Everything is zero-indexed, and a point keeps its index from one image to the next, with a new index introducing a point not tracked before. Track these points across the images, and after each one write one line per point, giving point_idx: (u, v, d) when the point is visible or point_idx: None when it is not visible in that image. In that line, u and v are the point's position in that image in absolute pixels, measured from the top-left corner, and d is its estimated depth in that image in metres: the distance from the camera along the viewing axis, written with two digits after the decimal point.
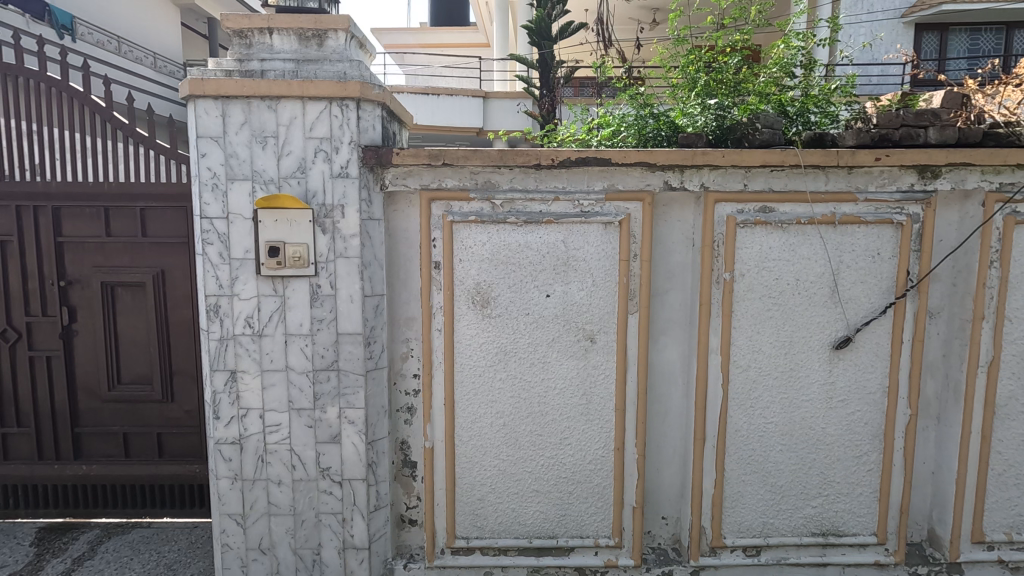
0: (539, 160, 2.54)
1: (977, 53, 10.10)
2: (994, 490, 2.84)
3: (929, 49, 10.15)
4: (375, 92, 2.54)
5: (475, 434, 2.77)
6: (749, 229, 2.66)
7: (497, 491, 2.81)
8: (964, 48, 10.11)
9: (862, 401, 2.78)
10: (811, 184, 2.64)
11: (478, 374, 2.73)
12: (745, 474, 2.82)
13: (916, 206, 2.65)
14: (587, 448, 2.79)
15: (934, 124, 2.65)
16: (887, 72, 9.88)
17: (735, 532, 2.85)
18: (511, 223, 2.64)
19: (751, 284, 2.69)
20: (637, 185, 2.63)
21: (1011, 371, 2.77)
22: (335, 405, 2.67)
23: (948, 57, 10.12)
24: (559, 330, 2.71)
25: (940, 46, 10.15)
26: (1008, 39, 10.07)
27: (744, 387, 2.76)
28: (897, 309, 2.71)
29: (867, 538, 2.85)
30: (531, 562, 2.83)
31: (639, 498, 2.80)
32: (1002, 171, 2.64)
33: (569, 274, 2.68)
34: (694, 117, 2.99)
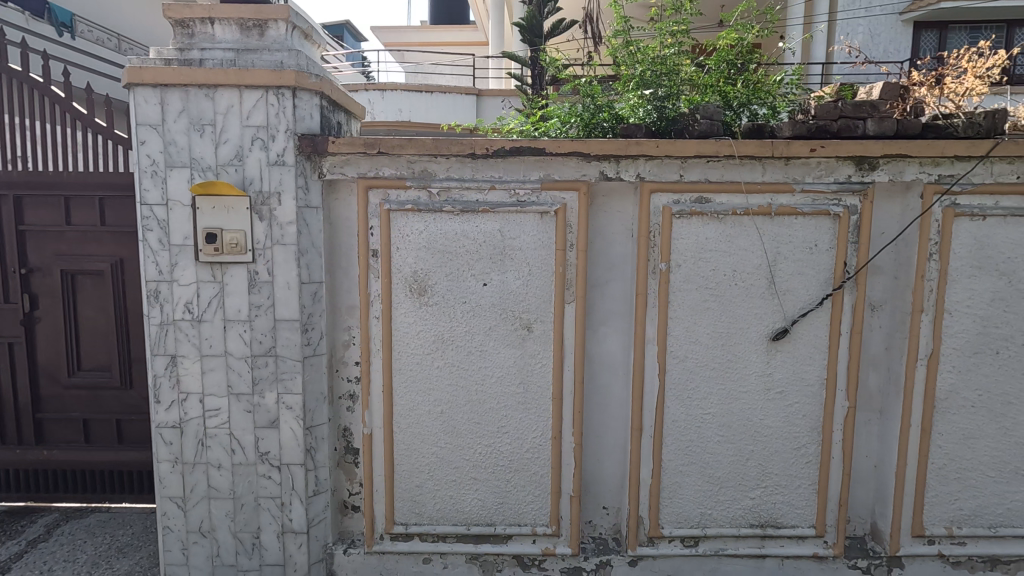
0: (473, 149, 2.57)
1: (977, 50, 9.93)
2: (934, 484, 2.83)
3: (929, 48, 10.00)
4: (312, 81, 2.57)
5: (413, 422, 2.79)
6: (685, 220, 2.66)
7: (435, 479, 2.83)
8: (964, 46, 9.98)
9: (801, 393, 2.77)
10: (747, 174, 2.63)
11: (416, 362, 2.75)
12: (682, 465, 2.82)
13: (853, 198, 2.65)
14: (524, 436, 2.80)
15: (873, 115, 2.64)
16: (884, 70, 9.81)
17: (673, 523, 2.86)
18: (447, 212, 2.66)
19: (687, 275, 2.69)
20: (574, 175, 2.64)
21: (952, 365, 2.75)
22: (273, 390, 2.71)
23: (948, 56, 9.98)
24: (496, 318, 2.73)
25: (939, 44, 10.00)
26: (1010, 35, 9.83)
27: (681, 379, 2.76)
28: (835, 300, 2.70)
29: (805, 531, 2.85)
30: (469, 549, 2.86)
31: (576, 487, 2.82)
32: (941, 162, 2.62)
33: (506, 263, 2.69)
34: (637, 111, 2.97)
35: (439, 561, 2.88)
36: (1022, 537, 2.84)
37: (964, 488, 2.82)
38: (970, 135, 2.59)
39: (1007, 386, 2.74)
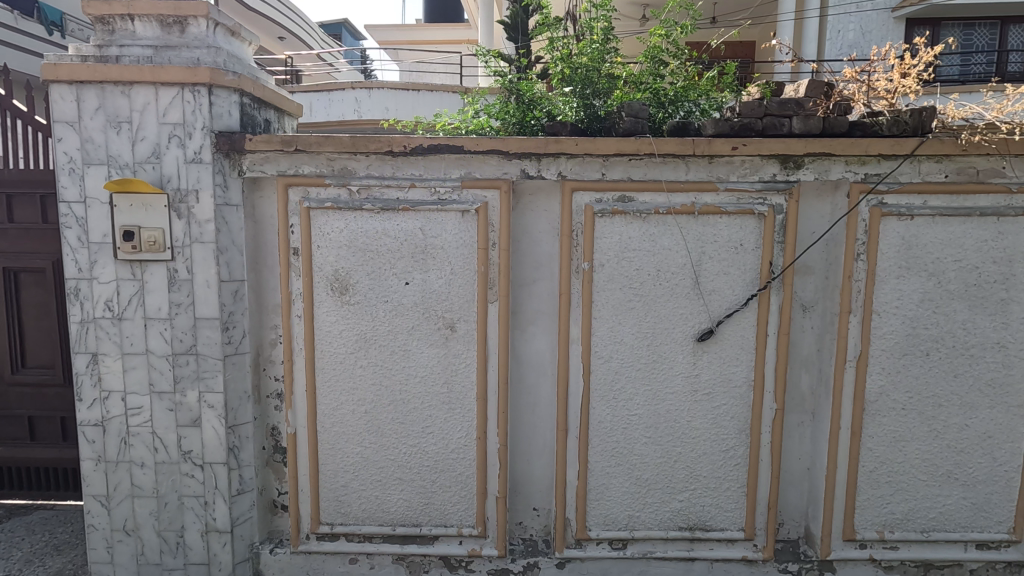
0: (390, 147, 2.54)
1: (970, 49, 9.70)
2: (865, 488, 2.78)
3: None
4: (229, 78, 2.55)
5: (337, 421, 2.78)
6: (608, 219, 2.64)
7: (360, 478, 2.81)
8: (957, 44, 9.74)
9: (728, 395, 2.73)
10: (670, 173, 2.61)
11: (340, 360, 2.74)
12: (609, 467, 2.79)
13: (779, 196, 2.61)
14: (449, 436, 2.78)
15: (798, 113, 2.61)
16: None
17: (600, 525, 2.83)
18: (367, 210, 2.64)
19: (611, 275, 2.67)
20: (495, 173, 2.62)
21: (881, 367, 2.71)
22: (195, 389, 2.70)
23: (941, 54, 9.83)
24: (418, 318, 2.70)
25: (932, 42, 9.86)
26: (1002, 34, 9.59)
27: (606, 379, 2.73)
28: (761, 301, 2.66)
29: (735, 534, 2.81)
30: (394, 549, 2.84)
31: (501, 488, 2.79)
32: (867, 161, 2.58)
33: (427, 262, 2.67)
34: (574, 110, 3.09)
35: (365, 561, 2.87)
36: (954, 541, 2.80)
37: (895, 491, 2.78)
38: (896, 133, 2.56)
39: (937, 388, 2.71)
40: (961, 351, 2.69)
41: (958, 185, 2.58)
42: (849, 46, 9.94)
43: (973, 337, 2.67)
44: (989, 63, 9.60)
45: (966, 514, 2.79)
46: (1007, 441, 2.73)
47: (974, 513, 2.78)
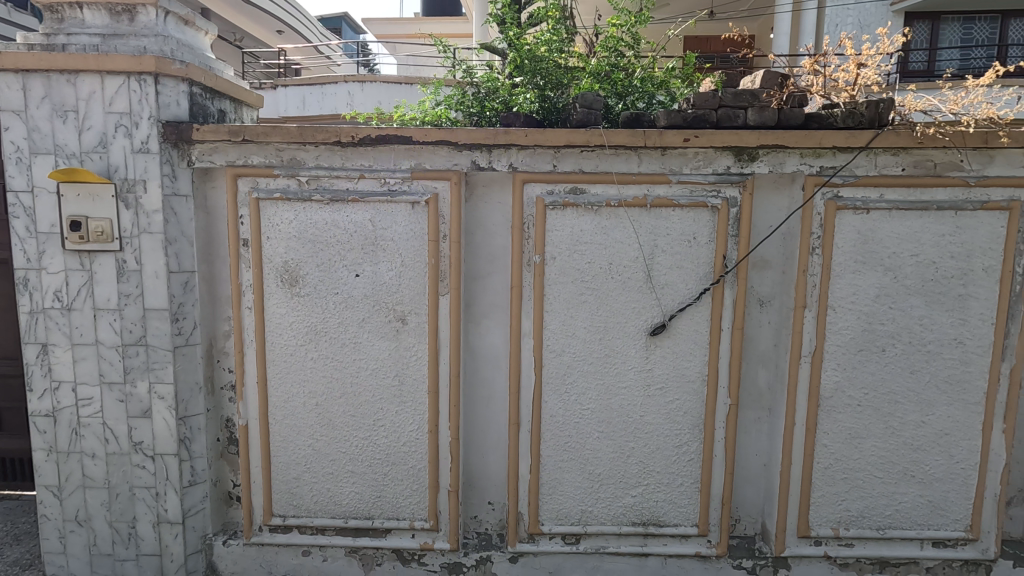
0: (338, 137, 2.51)
1: (970, 42, 9.67)
2: (820, 484, 2.76)
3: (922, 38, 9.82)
4: (175, 67, 2.53)
5: (289, 413, 2.77)
6: (559, 211, 2.60)
7: (311, 471, 2.81)
8: (957, 38, 9.70)
9: (681, 390, 2.70)
10: (622, 165, 2.57)
11: (291, 353, 2.72)
12: (562, 461, 2.77)
13: (733, 189, 2.57)
14: (400, 430, 2.76)
15: (753, 104, 2.57)
16: None
17: (553, 519, 2.81)
18: (316, 201, 2.62)
19: (563, 268, 2.63)
20: (445, 164, 2.59)
21: (836, 362, 2.67)
22: (145, 380, 2.69)
23: (941, 47, 9.77)
24: (368, 310, 2.68)
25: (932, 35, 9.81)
26: (1003, 27, 9.67)
27: (558, 373, 2.71)
28: (715, 295, 2.63)
29: (688, 529, 2.80)
30: (347, 542, 2.84)
31: (453, 482, 2.78)
32: (822, 154, 2.54)
33: (377, 254, 2.64)
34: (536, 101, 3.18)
35: (318, 553, 2.87)
36: (910, 539, 2.77)
37: (850, 489, 2.76)
38: (851, 126, 2.51)
39: (893, 384, 2.68)
40: (917, 348, 2.65)
41: (915, 178, 2.53)
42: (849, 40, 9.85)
43: (930, 333, 2.63)
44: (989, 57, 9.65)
45: (922, 512, 2.76)
46: (965, 439, 2.69)
47: (931, 511, 2.75)
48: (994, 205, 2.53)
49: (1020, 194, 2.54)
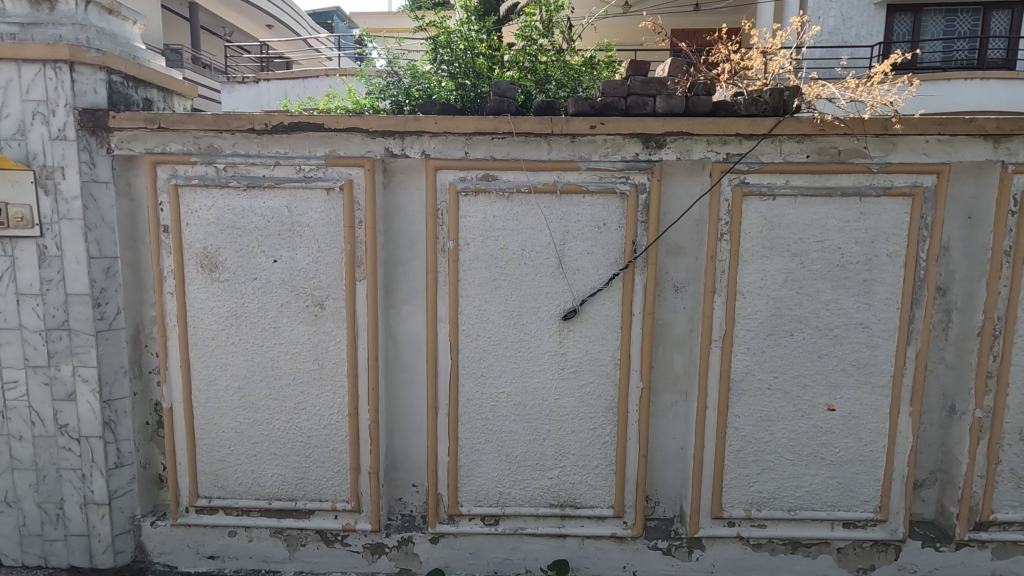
0: (252, 125, 2.56)
1: (953, 35, 9.88)
2: (732, 466, 2.81)
3: (902, 31, 9.99)
4: (91, 55, 2.56)
5: (212, 396, 2.83)
6: (472, 198, 2.65)
7: (236, 453, 2.87)
8: (939, 30, 9.90)
9: (594, 373, 2.75)
10: (533, 152, 2.61)
11: (213, 337, 2.78)
12: (479, 444, 2.82)
13: (641, 175, 2.62)
14: (322, 413, 2.82)
15: (661, 92, 2.61)
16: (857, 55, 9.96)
17: (471, 501, 2.87)
18: (234, 188, 2.67)
19: (477, 253, 2.68)
20: (358, 151, 2.63)
21: (746, 346, 2.72)
22: (69, 363, 2.74)
23: (922, 40, 9.91)
24: (287, 295, 2.74)
25: (913, 28, 9.97)
26: (985, 20, 9.78)
27: (475, 357, 2.76)
28: (626, 280, 2.67)
29: (604, 511, 2.85)
30: (271, 523, 2.90)
31: (374, 463, 2.83)
32: (728, 141, 2.58)
33: (294, 240, 2.70)
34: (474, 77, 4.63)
35: (244, 534, 2.93)
36: (821, 520, 2.83)
37: (762, 471, 2.81)
38: (755, 113, 2.56)
39: (802, 368, 2.73)
40: (824, 332, 2.70)
41: (820, 164, 2.57)
42: (830, 32, 9.90)
43: (837, 318, 2.68)
44: (972, 49, 9.78)
45: (833, 493, 2.81)
46: (873, 421, 2.75)
47: (841, 492, 2.81)
48: (896, 190, 2.58)
49: (923, 180, 2.59)
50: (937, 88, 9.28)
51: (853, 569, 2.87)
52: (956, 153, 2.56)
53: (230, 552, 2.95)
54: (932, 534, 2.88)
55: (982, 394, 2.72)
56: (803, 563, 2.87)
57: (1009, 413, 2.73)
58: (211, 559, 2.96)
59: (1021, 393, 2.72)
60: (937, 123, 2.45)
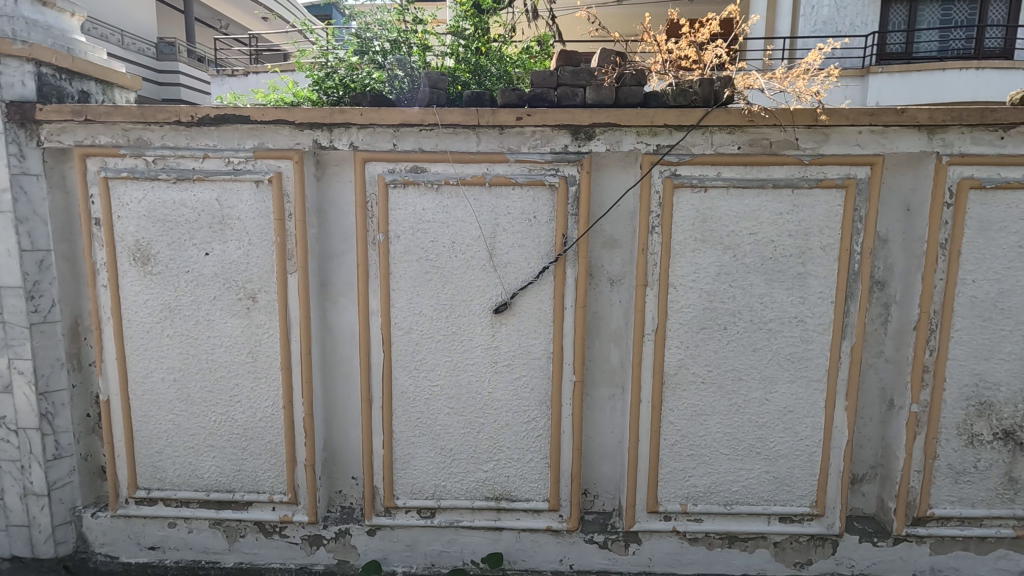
0: (178, 117, 2.54)
1: (950, 23, 9.82)
2: (667, 461, 2.79)
3: (898, 20, 10.04)
4: (17, 48, 2.57)
5: (148, 389, 2.84)
6: (401, 190, 2.63)
7: (173, 445, 2.88)
8: (936, 20, 9.89)
9: (528, 366, 2.74)
10: (461, 144, 2.59)
11: (147, 329, 2.78)
12: (414, 436, 2.82)
13: (571, 167, 2.59)
14: (257, 405, 2.83)
15: (591, 83, 2.58)
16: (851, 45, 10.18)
17: (407, 494, 2.87)
18: (164, 180, 2.66)
19: (407, 246, 2.67)
20: (287, 144, 2.62)
21: (679, 340, 2.69)
22: (4, 355, 2.76)
23: (918, 29, 9.90)
24: (219, 288, 2.74)
25: (909, 17, 10.00)
26: (982, 9, 9.73)
27: (407, 350, 2.75)
28: (557, 273, 2.65)
29: (539, 505, 2.84)
30: (209, 514, 2.91)
31: (309, 456, 2.84)
32: (658, 132, 2.55)
33: (225, 233, 2.69)
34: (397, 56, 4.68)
35: (183, 525, 2.95)
36: (758, 515, 2.82)
37: (697, 465, 2.79)
38: (684, 104, 2.53)
39: (736, 362, 2.70)
40: (759, 326, 2.67)
41: (751, 156, 2.54)
42: (824, 22, 10.31)
43: (771, 311, 2.65)
44: (969, 39, 9.76)
45: (768, 488, 2.79)
46: (808, 416, 2.73)
47: (777, 487, 2.79)
48: (829, 182, 2.54)
49: (856, 172, 2.55)
50: (930, 78, 9.24)
51: (789, 564, 2.86)
52: (890, 144, 2.53)
53: (170, 543, 2.97)
54: (870, 529, 2.86)
55: (918, 389, 2.68)
56: (739, 557, 2.86)
57: (946, 407, 2.69)
58: (152, 550, 2.98)
59: (959, 387, 2.68)
60: (868, 113, 2.41)
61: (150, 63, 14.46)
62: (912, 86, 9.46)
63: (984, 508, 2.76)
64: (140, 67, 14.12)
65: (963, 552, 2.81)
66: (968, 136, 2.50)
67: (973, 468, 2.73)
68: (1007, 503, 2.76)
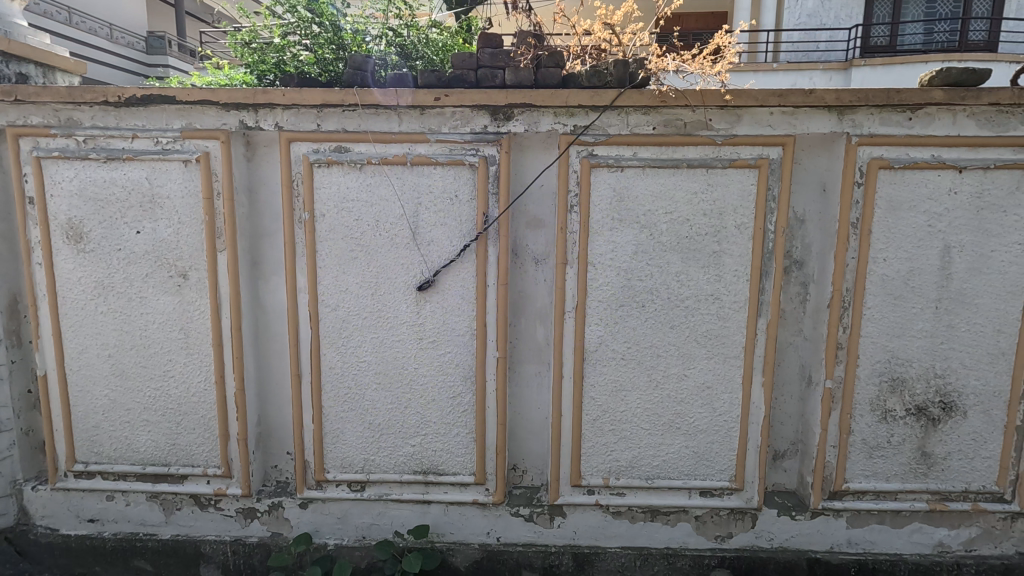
0: (105, 97, 2.60)
1: (935, 16, 9.82)
2: (590, 435, 2.86)
3: (882, 12, 10.08)
4: None
5: (84, 365, 2.91)
6: (326, 169, 2.69)
7: (109, 419, 2.96)
8: (921, 12, 9.90)
9: (452, 343, 2.81)
10: (382, 124, 2.65)
11: (81, 306, 2.85)
12: (343, 411, 2.89)
13: (490, 147, 2.64)
14: (190, 380, 2.90)
15: (510, 65, 2.63)
16: (836, 37, 10.21)
17: (338, 468, 2.94)
18: (94, 160, 2.72)
19: (332, 225, 2.73)
20: (213, 124, 2.68)
21: (598, 318, 2.76)
22: None
23: (903, 21, 9.93)
24: (151, 266, 2.80)
25: (894, 9, 10.04)
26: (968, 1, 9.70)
27: (335, 327, 2.81)
28: (478, 251, 2.71)
29: (466, 478, 2.92)
30: (146, 487, 2.99)
31: (242, 430, 2.91)
32: (575, 113, 2.60)
33: (156, 212, 2.76)
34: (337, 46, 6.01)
35: (121, 498, 3.03)
36: (678, 489, 2.89)
37: (619, 439, 2.86)
38: (599, 85, 2.57)
39: (654, 339, 2.76)
40: (675, 303, 2.73)
41: (665, 136, 2.59)
42: (808, 14, 10.31)
43: (687, 289, 2.72)
44: (953, 31, 9.78)
45: (688, 462, 2.86)
46: (726, 392, 2.79)
47: (696, 462, 2.86)
48: (742, 162, 2.59)
49: (768, 153, 2.60)
50: (911, 70, 9.30)
51: (710, 537, 2.93)
52: (801, 125, 2.58)
53: (109, 515, 3.06)
54: (789, 503, 2.93)
55: (832, 365, 2.74)
56: (661, 530, 2.94)
57: (860, 384, 2.76)
58: (91, 522, 3.06)
59: (872, 364, 2.74)
60: (777, 94, 2.45)
61: (140, 56, 14.61)
62: (895, 79, 9.52)
63: (898, 482, 2.83)
64: (130, 59, 14.26)
65: (878, 526, 2.88)
66: (877, 117, 2.54)
67: (887, 443, 2.80)
68: (921, 478, 2.82)
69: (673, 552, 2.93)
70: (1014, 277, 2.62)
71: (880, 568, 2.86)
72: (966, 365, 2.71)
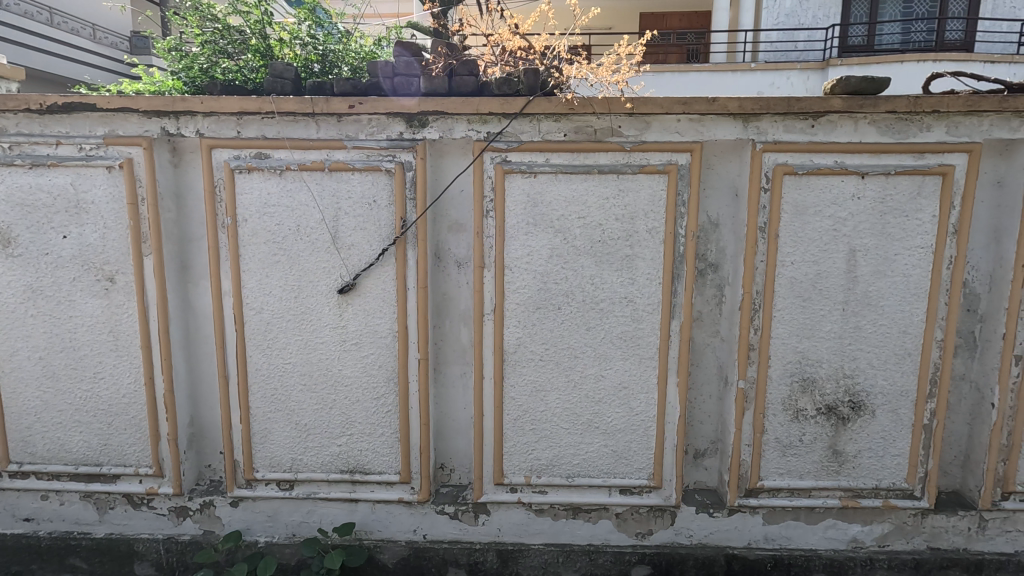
0: (27, 104, 2.66)
1: (911, 16, 9.91)
2: (511, 435, 2.93)
3: (859, 13, 10.17)
4: None
5: (16, 367, 2.96)
6: (246, 175, 2.74)
7: (42, 420, 3.01)
8: (898, 12, 9.98)
9: (375, 344, 2.87)
10: (301, 131, 2.71)
11: (11, 310, 2.91)
12: (270, 412, 2.95)
13: (407, 153, 2.69)
14: (119, 381, 2.95)
15: (424, 74, 2.68)
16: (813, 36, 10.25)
17: (266, 467, 3.00)
18: (19, 166, 2.77)
19: (255, 229, 2.78)
20: (136, 131, 2.74)
21: (516, 320, 2.82)
22: None
23: (880, 21, 10.00)
24: (78, 270, 2.86)
25: (871, 10, 10.12)
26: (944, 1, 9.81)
27: (260, 329, 2.87)
28: (397, 255, 2.77)
29: (392, 477, 2.98)
30: (79, 487, 3.05)
31: (172, 430, 2.96)
32: (488, 120, 2.65)
33: (82, 217, 2.81)
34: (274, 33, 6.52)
35: (56, 497, 3.09)
36: (598, 487, 2.95)
37: (539, 439, 2.92)
38: (509, 92, 2.63)
39: (571, 340, 2.83)
40: (590, 306, 2.79)
41: (577, 143, 2.65)
42: (785, 14, 10.32)
43: (602, 292, 2.78)
44: (930, 31, 9.87)
45: (607, 461, 2.93)
46: (642, 392, 2.86)
47: (615, 460, 2.93)
48: (651, 168, 2.65)
49: (677, 158, 2.66)
50: (888, 69, 9.36)
51: (631, 534, 3.00)
52: (707, 132, 2.64)
53: (44, 515, 3.11)
54: (708, 500, 2.99)
55: (744, 365, 2.80)
56: (583, 527, 3.00)
57: (771, 383, 2.82)
58: (27, 521, 3.12)
59: (783, 365, 2.81)
60: (680, 102, 2.51)
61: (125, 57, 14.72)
62: None
63: (811, 479, 2.91)
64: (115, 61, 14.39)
65: (794, 522, 2.95)
66: (781, 124, 2.61)
67: (799, 442, 2.88)
68: (833, 475, 2.90)
69: (594, 549, 2.99)
70: (917, 279, 2.69)
71: (796, 564, 2.93)
72: (874, 365, 2.79)
